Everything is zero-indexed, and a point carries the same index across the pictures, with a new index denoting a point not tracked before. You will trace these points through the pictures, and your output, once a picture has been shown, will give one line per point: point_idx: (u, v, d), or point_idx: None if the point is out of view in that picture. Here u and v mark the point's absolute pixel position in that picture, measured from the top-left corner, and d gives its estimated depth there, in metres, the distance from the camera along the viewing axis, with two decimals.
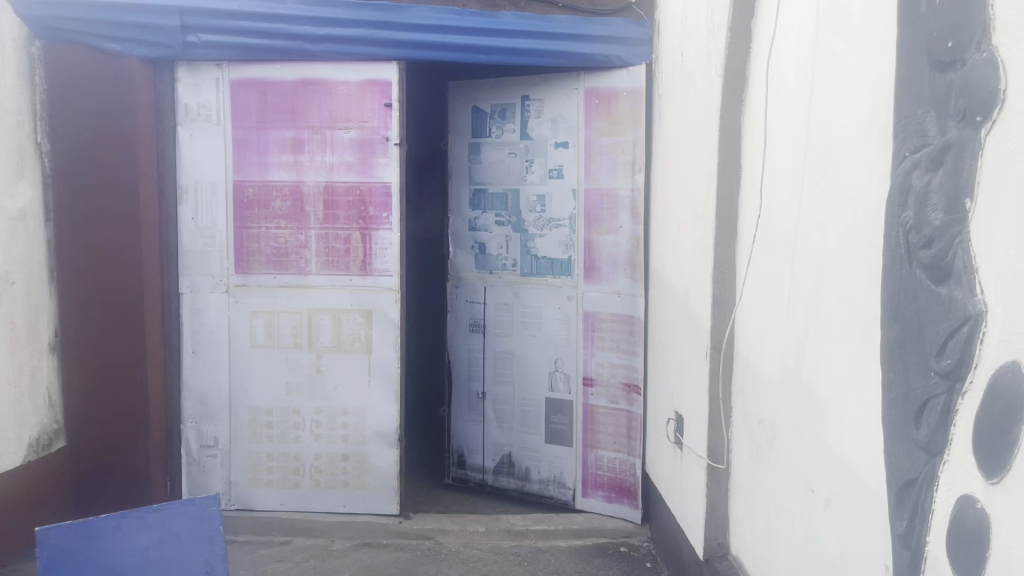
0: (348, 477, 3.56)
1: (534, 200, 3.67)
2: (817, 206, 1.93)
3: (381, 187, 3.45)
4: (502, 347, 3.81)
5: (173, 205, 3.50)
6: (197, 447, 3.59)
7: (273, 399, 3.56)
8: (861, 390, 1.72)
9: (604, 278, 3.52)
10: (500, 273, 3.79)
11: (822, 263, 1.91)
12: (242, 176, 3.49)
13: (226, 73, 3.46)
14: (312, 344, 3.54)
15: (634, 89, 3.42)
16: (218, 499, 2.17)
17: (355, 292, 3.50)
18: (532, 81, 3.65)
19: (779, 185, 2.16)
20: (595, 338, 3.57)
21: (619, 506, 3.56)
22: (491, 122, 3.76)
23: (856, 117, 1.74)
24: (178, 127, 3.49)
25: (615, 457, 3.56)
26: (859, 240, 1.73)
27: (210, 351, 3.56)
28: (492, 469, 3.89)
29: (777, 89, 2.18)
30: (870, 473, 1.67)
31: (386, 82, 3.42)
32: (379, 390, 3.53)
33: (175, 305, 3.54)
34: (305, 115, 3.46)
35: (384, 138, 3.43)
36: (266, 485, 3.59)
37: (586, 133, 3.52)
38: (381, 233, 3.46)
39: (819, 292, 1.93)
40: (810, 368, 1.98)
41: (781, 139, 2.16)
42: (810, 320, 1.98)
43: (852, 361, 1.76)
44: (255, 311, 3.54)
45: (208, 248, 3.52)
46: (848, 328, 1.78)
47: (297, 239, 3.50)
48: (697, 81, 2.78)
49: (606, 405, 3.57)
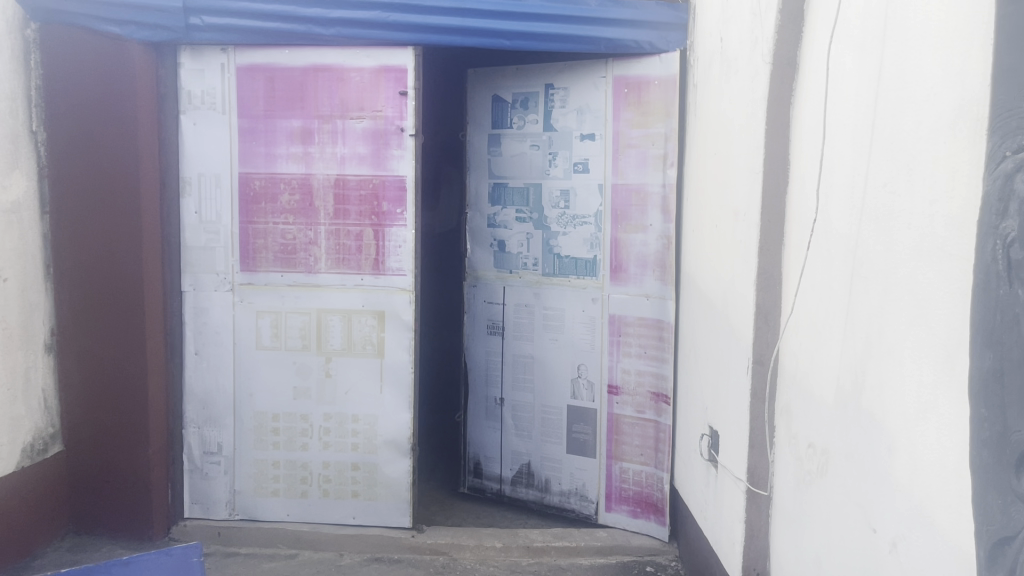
0: (358, 488, 3.36)
1: (557, 195, 3.46)
2: (886, 211, 1.71)
3: (395, 180, 3.24)
4: (522, 351, 3.60)
5: (174, 197, 3.30)
6: (199, 454, 3.40)
7: (279, 404, 3.36)
8: (939, 421, 1.50)
9: (632, 279, 3.31)
10: (521, 273, 3.58)
11: (889, 273, 1.69)
12: (248, 168, 3.29)
13: (232, 58, 3.25)
14: (321, 346, 3.34)
15: (666, 77, 3.19)
16: (199, 549, 2.13)
17: (366, 292, 3.30)
18: (557, 67, 3.43)
19: (837, 184, 1.94)
20: (621, 344, 3.36)
21: (645, 522, 3.35)
22: (513, 112, 3.55)
23: (937, 109, 1.52)
24: (180, 115, 3.29)
25: (641, 470, 3.35)
26: (937, 250, 1.52)
27: (214, 352, 3.36)
28: (510, 479, 3.69)
29: (836, 79, 1.95)
30: (952, 520, 1.46)
31: (401, 68, 3.20)
32: (391, 396, 3.32)
33: (178, 304, 3.34)
34: (315, 103, 3.25)
35: (399, 128, 3.22)
36: (272, 495, 3.39)
37: (614, 125, 3.30)
38: (395, 230, 3.25)
39: (885, 307, 1.71)
40: (872, 392, 1.76)
41: (841, 134, 1.92)
42: (873, 339, 1.76)
43: (928, 389, 1.54)
44: (261, 311, 3.34)
45: (212, 243, 3.33)
46: (923, 349, 1.56)
47: (306, 236, 3.30)
48: (740, 69, 2.56)
49: (632, 415, 3.35)
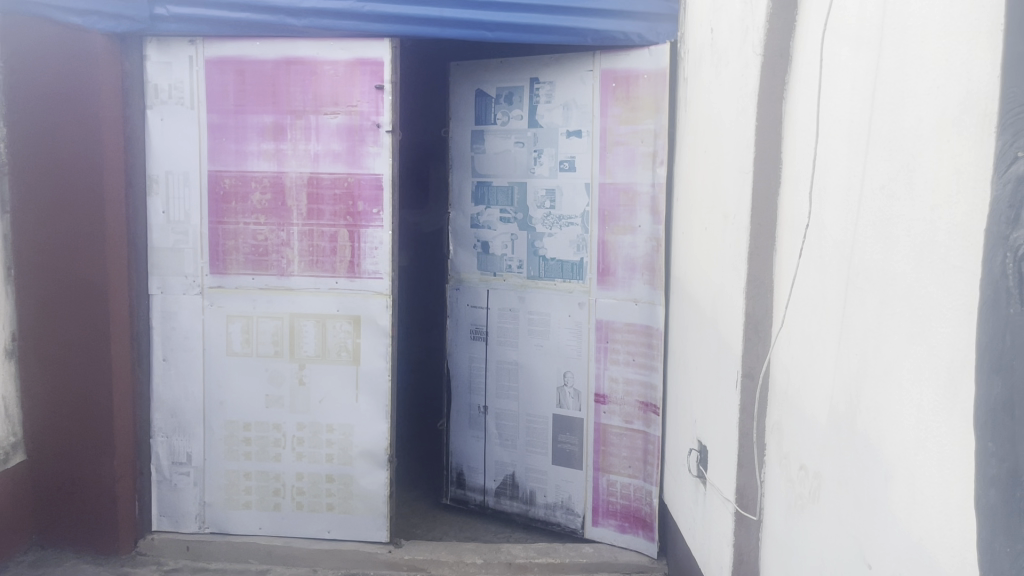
0: (333, 501, 3.21)
1: (543, 194, 3.30)
2: (882, 217, 1.56)
3: (371, 179, 3.08)
4: (507, 357, 3.45)
5: (141, 196, 3.15)
6: (168, 464, 3.25)
7: (250, 413, 3.21)
8: (940, 450, 1.35)
9: (620, 282, 3.16)
10: (505, 276, 3.43)
11: (887, 284, 1.54)
12: (218, 166, 3.14)
13: (201, 50, 3.09)
14: (294, 352, 3.19)
15: (656, 71, 3.02)
16: None
17: (341, 296, 3.15)
18: (543, 61, 3.27)
19: (831, 184, 1.78)
20: (609, 350, 3.20)
21: (633, 537, 3.20)
22: (497, 107, 3.39)
23: (940, 106, 1.37)
24: (147, 110, 3.13)
25: (629, 484, 3.20)
26: (940, 262, 1.36)
27: (182, 359, 3.22)
28: (494, 490, 3.54)
29: (831, 71, 1.79)
30: (955, 564, 1.30)
31: (378, 61, 3.04)
32: (367, 405, 3.17)
33: (145, 309, 3.20)
34: (287, 98, 3.09)
35: (375, 124, 3.06)
36: (244, 507, 3.25)
37: (602, 121, 3.14)
38: (371, 231, 3.10)
39: (882, 322, 1.56)
40: (869, 415, 1.61)
41: (834, 131, 1.77)
42: (868, 357, 1.61)
43: (929, 416, 1.39)
44: (232, 315, 3.19)
45: (181, 245, 3.18)
46: (923, 371, 1.41)
47: (278, 237, 3.15)
48: (730, 61, 2.40)
49: (620, 425, 3.20)
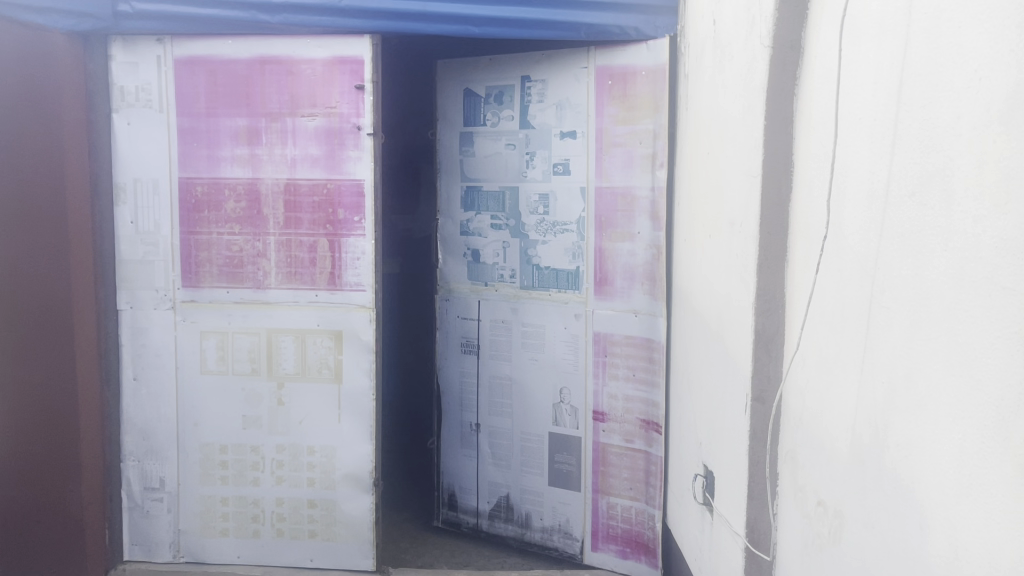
0: (316, 528, 3.02)
1: (535, 200, 3.11)
2: (914, 229, 1.36)
3: (352, 185, 2.89)
4: (499, 372, 3.26)
5: (106, 206, 2.97)
6: (140, 489, 3.07)
7: (226, 435, 3.02)
8: (988, 501, 1.16)
9: (618, 292, 2.97)
10: (496, 286, 3.23)
11: (920, 306, 1.35)
12: (189, 172, 2.95)
13: (169, 50, 2.91)
14: (272, 370, 3.00)
15: (655, 67, 2.83)
16: None
17: (321, 310, 2.96)
18: (533, 58, 3.09)
19: (852, 191, 1.59)
20: (607, 365, 3.01)
21: (635, 563, 3.01)
22: (486, 108, 3.20)
23: (985, 102, 1.17)
24: (113, 114, 2.95)
25: (630, 506, 3.01)
26: (988, 282, 1.16)
27: (153, 378, 3.03)
28: (487, 513, 3.35)
29: (852, 62, 1.59)
30: None
31: (357, 59, 2.85)
32: (350, 425, 2.98)
33: (114, 325, 3.01)
34: (262, 100, 2.91)
35: (355, 126, 2.87)
36: (221, 535, 3.06)
37: (597, 121, 2.96)
38: (352, 241, 2.91)
39: (914, 347, 1.36)
40: (898, 453, 1.41)
41: (855, 129, 1.57)
42: (897, 387, 1.41)
43: (975, 460, 1.19)
44: (206, 331, 3.00)
45: (150, 257, 2.99)
46: (966, 406, 1.21)
47: (253, 247, 2.96)
48: (735, 55, 2.22)
49: (620, 444, 3.01)
